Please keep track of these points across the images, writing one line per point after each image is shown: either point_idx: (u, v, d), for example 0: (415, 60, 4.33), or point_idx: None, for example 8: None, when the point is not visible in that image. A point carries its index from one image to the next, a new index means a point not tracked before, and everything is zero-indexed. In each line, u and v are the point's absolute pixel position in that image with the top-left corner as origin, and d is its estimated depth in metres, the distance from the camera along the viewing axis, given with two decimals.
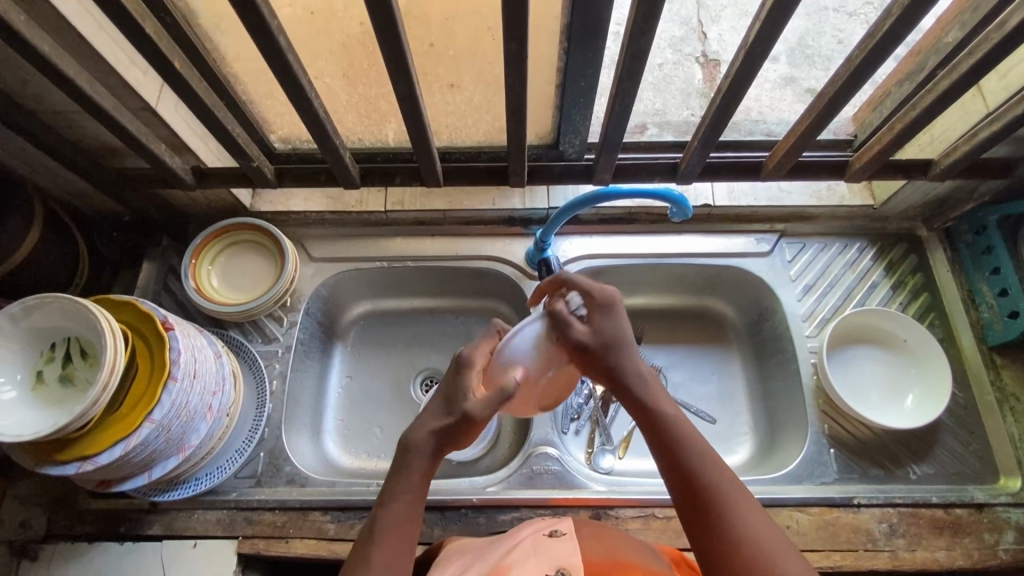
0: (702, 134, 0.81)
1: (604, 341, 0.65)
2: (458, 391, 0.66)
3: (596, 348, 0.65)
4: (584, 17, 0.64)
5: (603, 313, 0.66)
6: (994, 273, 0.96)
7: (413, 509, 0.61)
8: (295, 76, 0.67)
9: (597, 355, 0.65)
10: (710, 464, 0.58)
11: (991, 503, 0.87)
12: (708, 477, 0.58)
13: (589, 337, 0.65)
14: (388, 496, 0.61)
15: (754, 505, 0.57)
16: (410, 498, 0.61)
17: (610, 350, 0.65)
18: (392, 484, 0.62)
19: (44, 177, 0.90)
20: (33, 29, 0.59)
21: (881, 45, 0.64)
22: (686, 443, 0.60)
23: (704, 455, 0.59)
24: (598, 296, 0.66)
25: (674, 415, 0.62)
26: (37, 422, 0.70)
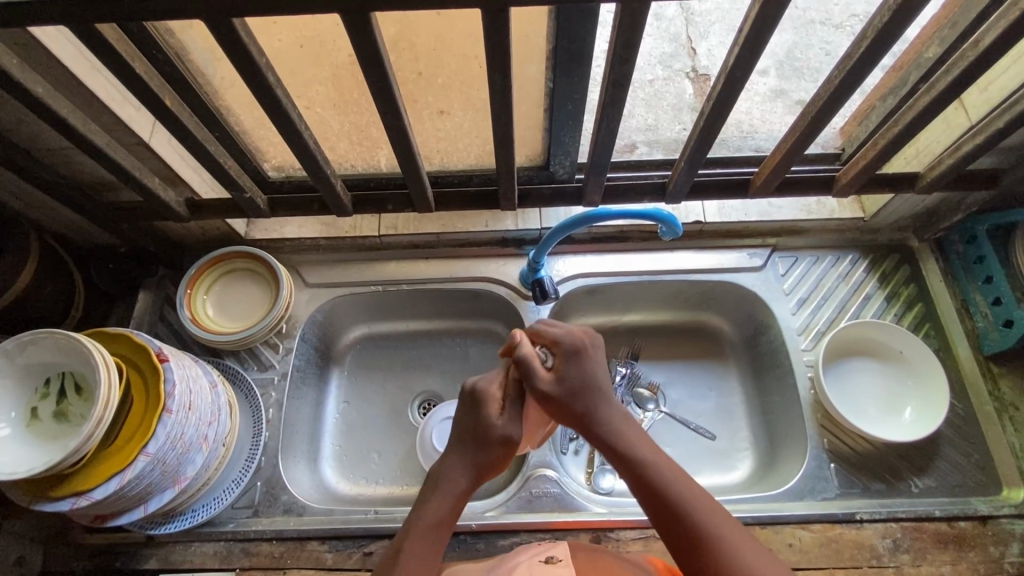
0: (689, 154, 0.82)
1: (570, 389, 0.69)
2: (483, 425, 0.68)
3: (563, 396, 0.69)
4: (568, 43, 0.66)
5: (569, 360, 0.71)
6: (987, 282, 0.96)
7: (437, 544, 0.65)
8: (284, 111, 0.68)
9: (563, 402, 0.69)
10: (690, 499, 0.63)
11: (995, 516, 0.86)
12: (691, 512, 0.62)
13: (554, 384, 0.69)
14: (410, 535, 0.65)
15: (735, 529, 0.62)
16: (435, 535, 0.64)
17: (576, 397, 0.69)
18: (416, 518, 0.66)
19: (40, 212, 0.91)
20: (28, 72, 0.60)
21: (859, 65, 0.65)
22: (665, 479, 0.64)
23: (684, 491, 0.64)
24: (565, 343, 0.72)
25: (649, 454, 0.66)
26: (31, 459, 0.70)
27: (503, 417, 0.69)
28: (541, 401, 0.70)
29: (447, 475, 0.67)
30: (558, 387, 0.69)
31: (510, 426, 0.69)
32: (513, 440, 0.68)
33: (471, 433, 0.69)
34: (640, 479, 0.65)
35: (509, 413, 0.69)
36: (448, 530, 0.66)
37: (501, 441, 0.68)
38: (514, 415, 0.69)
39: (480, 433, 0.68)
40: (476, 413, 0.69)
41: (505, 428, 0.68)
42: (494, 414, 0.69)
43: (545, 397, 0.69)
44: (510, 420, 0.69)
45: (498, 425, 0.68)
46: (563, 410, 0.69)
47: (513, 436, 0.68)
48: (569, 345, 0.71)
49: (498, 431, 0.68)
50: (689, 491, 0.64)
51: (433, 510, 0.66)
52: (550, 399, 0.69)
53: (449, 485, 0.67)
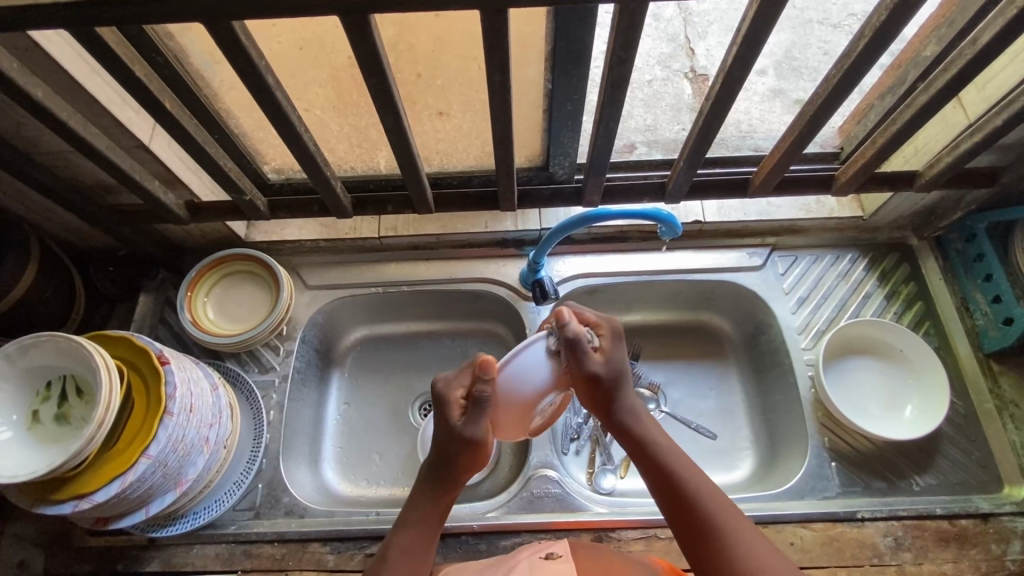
0: (688, 153, 0.82)
1: (615, 372, 0.70)
2: (443, 426, 0.69)
3: (608, 378, 0.70)
4: (567, 43, 0.66)
5: (614, 343, 0.71)
6: (986, 280, 0.96)
7: (427, 533, 0.70)
8: (284, 113, 0.68)
9: (608, 385, 0.70)
10: (703, 491, 0.66)
11: (996, 513, 0.86)
12: (703, 502, 0.66)
13: (603, 365, 0.69)
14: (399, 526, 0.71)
15: (743, 519, 0.65)
16: (422, 527, 0.70)
17: (617, 382, 0.71)
18: (405, 511, 0.72)
19: (40, 216, 0.91)
20: (27, 76, 0.61)
21: (856, 64, 0.65)
22: (679, 471, 0.68)
23: (699, 483, 0.67)
24: (607, 327, 0.72)
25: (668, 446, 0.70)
26: (32, 462, 0.70)
27: (463, 420, 0.68)
28: (586, 381, 0.69)
29: (430, 472, 0.73)
30: (604, 369, 0.69)
31: (471, 427, 0.68)
32: (477, 441, 0.68)
33: (441, 433, 0.71)
34: (656, 471, 0.69)
35: (470, 415, 0.67)
36: (434, 522, 0.71)
37: (462, 442, 0.68)
38: (473, 419, 0.67)
39: (444, 434, 0.70)
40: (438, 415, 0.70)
41: (464, 429, 0.68)
42: (455, 417, 0.69)
43: (592, 377, 0.69)
44: (470, 423, 0.67)
45: (457, 428, 0.68)
46: (603, 393, 0.71)
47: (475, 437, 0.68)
48: (612, 329, 0.72)
49: (459, 434, 0.68)
50: (703, 483, 0.67)
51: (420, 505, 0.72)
52: (598, 380, 0.69)
53: (429, 481, 0.72)
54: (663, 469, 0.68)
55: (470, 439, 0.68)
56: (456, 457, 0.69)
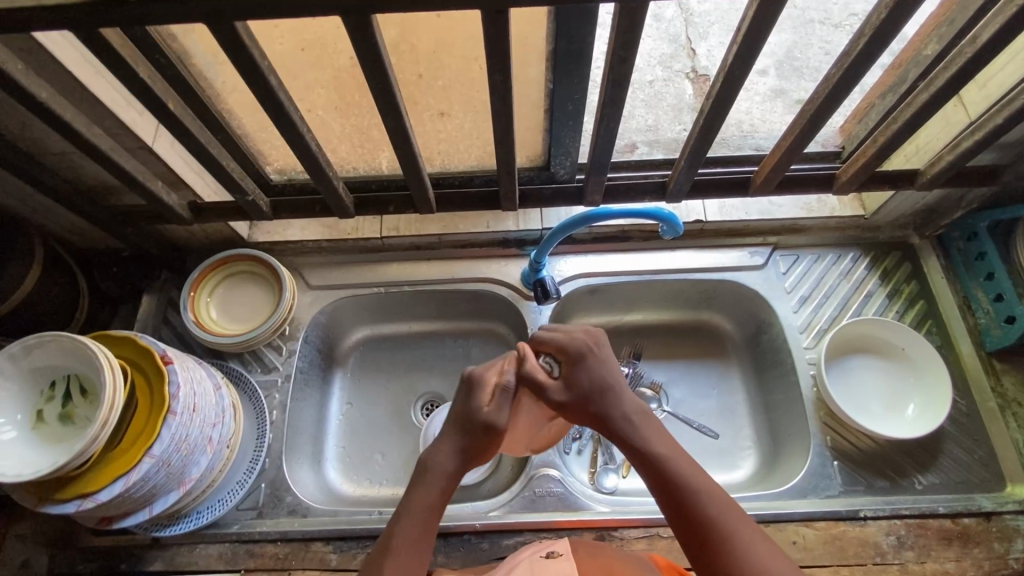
0: (688, 152, 0.82)
1: (583, 392, 0.70)
2: (473, 410, 0.69)
3: (575, 402, 0.70)
4: (568, 43, 0.66)
5: (576, 363, 0.71)
6: (988, 279, 0.95)
7: (427, 529, 0.63)
8: (286, 114, 0.68)
9: (578, 408, 0.70)
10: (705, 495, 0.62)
11: (999, 512, 0.85)
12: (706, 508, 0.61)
13: (565, 393, 0.71)
14: (402, 516, 0.64)
15: (749, 524, 0.61)
16: (426, 519, 0.64)
17: (592, 400, 0.69)
18: (406, 502, 0.65)
19: (44, 217, 0.91)
20: (32, 77, 0.61)
21: (856, 63, 0.65)
22: (681, 473, 0.64)
23: (700, 487, 0.63)
24: (570, 349, 0.72)
25: (663, 448, 0.66)
26: (36, 461, 0.70)
27: (493, 404, 0.70)
28: (556, 407, 0.71)
29: (436, 461, 0.67)
30: (569, 394, 0.70)
31: (498, 414, 0.69)
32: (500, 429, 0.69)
33: (462, 416, 0.69)
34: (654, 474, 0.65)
35: (500, 401, 0.70)
36: (437, 516, 0.65)
37: (486, 427, 0.68)
38: (503, 405, 0.70)
39: (469, 418, 0.69)
40: (469, 397, 0.70)
41: (491, 416, 0.69)
42: (485, 401, 0.70)
43: (558, 405, 0.71)
44: (499, 409, 0.69)
45: (487, 413, 0.69)
46: (579, 412, 0.70)
47: (500, 425, 0.69)
48: (577, 350, 0.71)
49: (487, 418, 0.68)
50: (706, 487, 0.63)
51: (423, 493, 0.65)
52: (564, 407, 0.71)
53: (439, 467, 0.67)
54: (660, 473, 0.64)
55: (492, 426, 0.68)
56: (473, 444, 0.68)
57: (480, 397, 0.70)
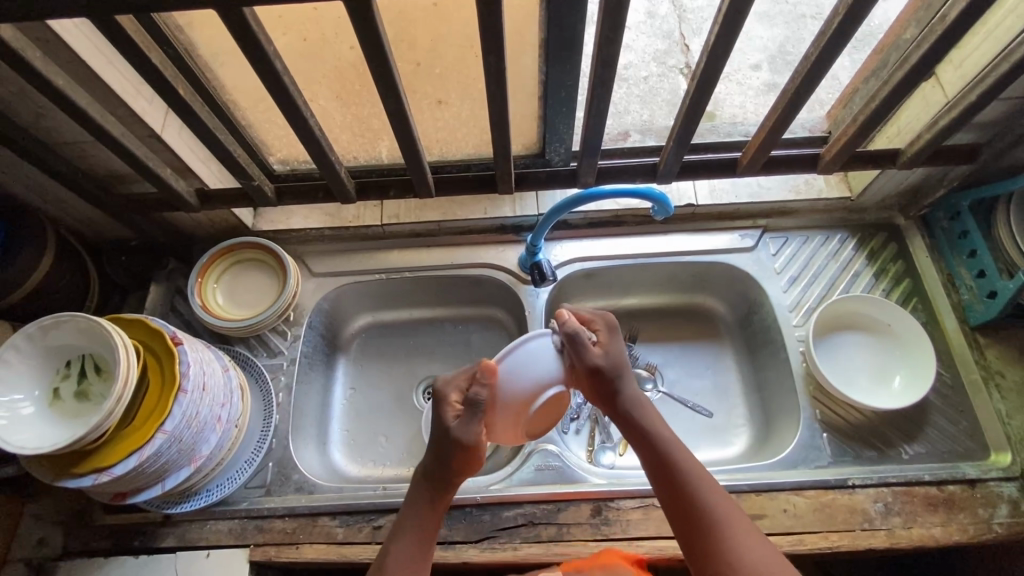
0: (677, 135, 0.85)
1: (615, 362, 0.76)
2: (438, 426, 0.72)
3: (610, 368, 0.75)
4: (559, 31, 0.69)
5: (610, 335, 0.78)
6: (971, 256, 0.98)
7: (422, 544, 0.70)
8: (291, 98, 0.71)
9: (610, 375, 0.75)
10: (701, 481, 0.69)
11: (983, 479, 0.88)
12: (697, 488, 0.68)
13: (603, 358, 0.76)
14: (397, 531, 0.71)
15: (736, 510, 0.67)
16: (420, 532, 0.70)
17: (618, 373, 0.76)
18: (400, 520, 0.72)
19: (56, 207, 0.94)
20: (48, 64, 0.64)
21: (832, 42, 0.69)
22: (678, 460, 0.71)
23: (696, 474, 0.69)
24: (602, 322, 0.79)
25: (668, 435, 0.73)
26: (55, 436, 0.73)
27: (458, 422, 0.72)
28: (590, 376, 0.76)
29: (424, 478, 0.73)
30: (606, 358, 0.76)
31: (464, 430, 0.71)
32: (470, 444, 0.70)
33: (434, 436, 0.73)
34: (658, 460, 0.71)
35: (464, 415, 0.72)
36: (431, 529, 0.71)
37: (455, 444, 0.71)
38: (466, 420, 0.72)
39: (438, 436, 0.72)
40: (434, 416, 0.74)
41: (457, 432, 0.71)
42: (449, 419, 0.72)
43: (594, 370, 0.75)
44: (463, 425, 0.71)
45: (451, 430, 0.71)
46: (610, 384, 0.75)
47: (468, 440, 0.70)
48: (607, 323, 0.79)
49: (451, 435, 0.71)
50: (705, 475, 0.70)
51: (416, 511, 0.72)
52: (599, 372, 0.75)
53: (427, 486, 0.73)
54: (662, 458, 0.71)
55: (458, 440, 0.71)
56: (450, 461, 0.71)
57: (441, 412, 0.73)
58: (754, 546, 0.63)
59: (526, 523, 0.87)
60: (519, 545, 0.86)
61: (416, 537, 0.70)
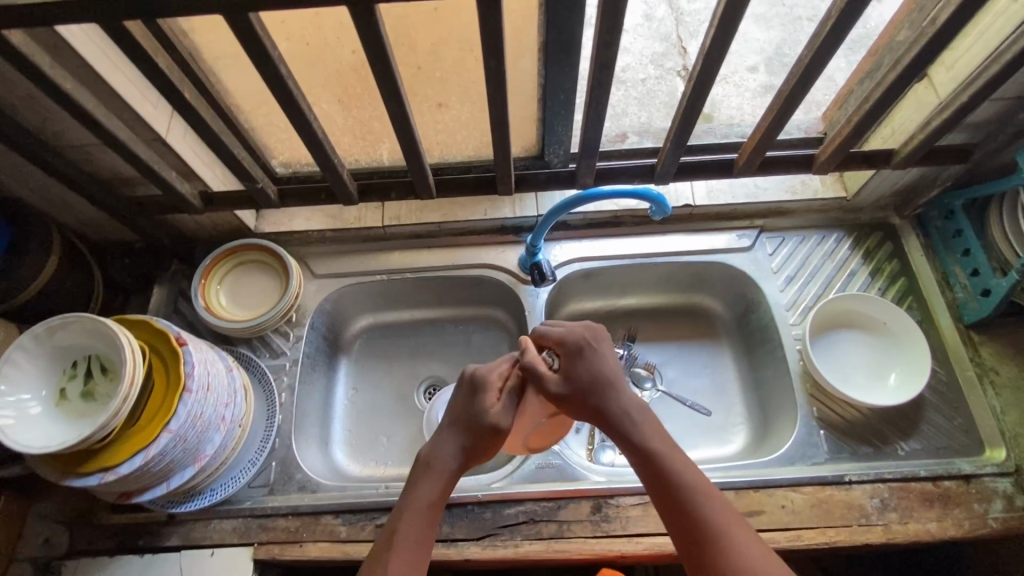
0: (673, 136, 0.87)
1: (580, 386, 0.76)
2: (479, 407, 0.76)
3: (574, 393, 0.76)
4: (557, 35, 0.71)
5: (574, 358, 0.78)
6: (964, 255, 1.00)
7: (431, 523, 0.70)
8: (295, 101, 0.72)
9: (577, 399, 0.76)
10: (698, 491, 0.68)
11: (978, 474, 0.89)
12: (694, 500, 0.67)
13: (562, 385, 0.77)
14: (406, 511, 0.70)
15: (737, 518, 0.67)
16: (429, 513, 0.70)
17: (590, 393, 0.76)
18: (409, 499, 0.72)
19: (60, 209, 0.95)
20: (57, 69, 0.65)
21: (826, 44, 0.70)
22: (673, 471, 0.69)
23: (693, 484, 0.68)
24: (568, 344, 0.80)
25: (661, 446, 0.72)
26: (62, 435, 0.74)
27: (497, 407, 0.77)
28: (559, 401, 0.78)
29: (440, 459, 0.74)
30: (566, 384, 0.77)
31: (502, 415, 0.76)
32: (502, 431, 0.76)
33: (466, 415, 0.76)
34: (655, 474, 0.70)
35: (504, 404, 0.77)
36: (439, 509, 0.72)
37: (491, 427, 0.75)
38: (507, 408, 0.77)
39: (475, 415, 0.76)
40: (474, 397, 0.77)
41: (496, 416, 0.76)
42: (491, 401, 0.77)
43: (557, 397, 0.77)
44: (502, 410, 0.77)
45: (490, 412, 0.76)
46: (582, 405, 0.76)
47: (502, 426, 0.76)
48: (572, 345, 0.79)
49: (491, 417, 0.75)
50: (704, 488, 0.68)
51: (429, 489, 0.72)
52: (564, 398, 0.77)
53: (441, 466, 0.73)
54: (657, 469, 0.70)
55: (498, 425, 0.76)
56: (479, 441, 0.75)
57: (485, 395, 0.77)
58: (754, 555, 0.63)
59: (527, 520, 0.88)
60: (520, 542, 0.87)
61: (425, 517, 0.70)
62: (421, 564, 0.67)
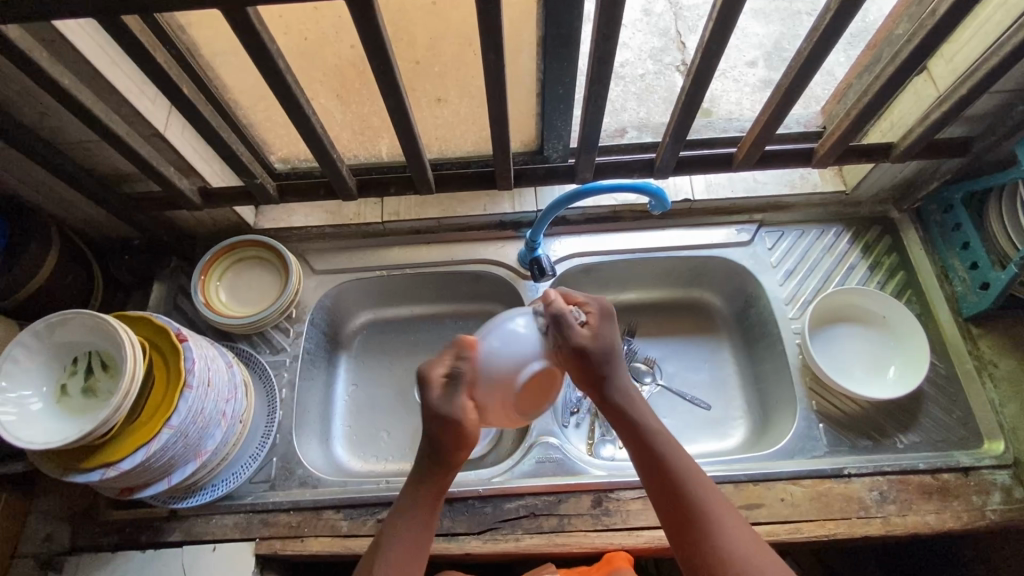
0: (672, 131, 0.87)
1: (604, 348, 0.74)
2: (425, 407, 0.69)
3: (597, 353, 0.73)
4: (556, 29, 0.70)
5: (603, 321, 0.75)
6: (964, 248, 0.99)
7: (427, 518, 0.72)
8: (294, 96, 0.72)
9: (594, 361, 0.73)
10: (691, 473, 0.70)
11: (977, 466, 0.90)
12: (687, 482, 0.70)
13: (590, 341, 0.73)
14: (403, 506, 0.72)
15: (727, 503, 0.70)
16: (426, 508, 0.72)
17: (609, 357, 0.74)
18: (407, 494, 0.73)
19: (59, 206, 0.95)
20: (55, 65, 0.65)
21: (825, 36, 0.70)
22: (667, 453, 0.71)
23: (686, 467, 0.71)
24: (597, 307, 0.76)
25: (656, 428, 0.73)
26: (63, 431, 0.74)
27: (443, 398, 0.69)
28: (573, 358, 0.74)
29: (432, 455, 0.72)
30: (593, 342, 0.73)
31: (451, 406, 0.69)
32: (458, 422, 0.69)
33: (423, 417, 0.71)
34: (649, 456, 0.72)
35: (449, 391, 0.70)
36: (435, 503, 0.73)
37: (444, 422, 0.69)
38: (452, 396, 0.69)
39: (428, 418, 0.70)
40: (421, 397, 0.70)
41: (443, 410, 0.69)
42: (435, 397, 0.69)
43: (578, 350, 0.73)
44: (447, 401, 0.69)
45: (436, 408, 0.69)
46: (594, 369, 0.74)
47: (454, 417, 0.69)
48: (602, 308, 0.76)
49: (438, 414, 0.69)
50: (696, 474, 0.71)
51: (423, 486, 0.73)
52: (582, 354, 0.73)
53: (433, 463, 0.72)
54: (653, 450, 0.72)
55: (442, 415, 0.69)
56: (441, 441, 0.70)
57: (426, 392, 0.70)
58: (741, 537, 0.66)
59: (528, 514, 0.89)
60: (521, 536, 0.87)
61: (422, 514, 0.72)
62: (415, 563, 0.70)
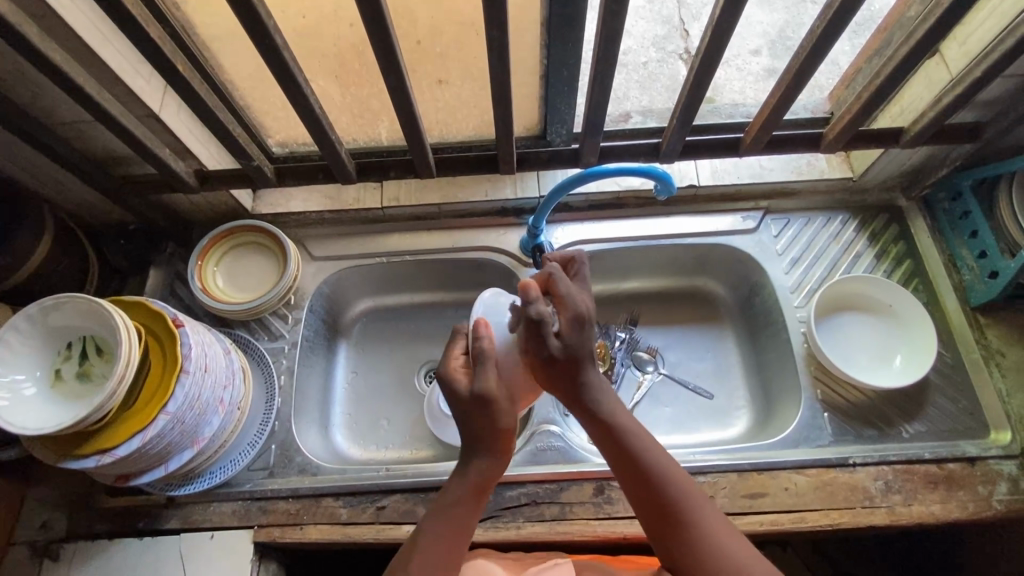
0: (678, 115, 0.85)
1: (571, 357, 0.66)
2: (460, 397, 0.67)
3: (564, 363, 0.66)
4: (560, 7, 0.68)
5: (577, 328, 0.67)
6: (972, 236, 0.98)
7: (458, 525, 0.66)
8: (291, 75, 0.70)
9: (561, 370, 0.66)
10: (666, 470, 0.67)
11: (983, 456, 0.89)
12: (662, 480, 0.66)
13: (558, 349, 0.66)
14: (431, 513, 0.67)
15: (707, 500, 0.67)
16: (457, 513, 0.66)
17: (578, 364, 0.67)
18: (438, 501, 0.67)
19: (53, 189, 0.93)
20: (44, 40, 0.63)
21: (839, 15, 0.67)
22: (640, 451, 0.68)
23: (661, 463, 0.67)
24: (572, 308, 0.67)
25: (630, 426, 0.69)
26: (57, 417, 0.73)
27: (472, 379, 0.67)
28: (541, 364, 0.67)
29: (472, 465, 0.67)
30: (560, 350, 0.66)
31: (482, 386, 0.65)
32: (488, 401, 0.65)
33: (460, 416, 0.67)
34: (622, 455, 0.68)
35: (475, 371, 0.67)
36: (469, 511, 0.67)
37: (475, 403, 0.65)
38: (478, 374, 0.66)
39: (463, 413, 0.67)
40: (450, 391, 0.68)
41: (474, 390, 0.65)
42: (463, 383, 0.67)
43: (544, 358, 0.66)
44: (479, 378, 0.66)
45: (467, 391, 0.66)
46: (564, 377, 0.67)
47: (486, 395, 0.65)
48: (575, 313, 0.67)
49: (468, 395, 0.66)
50: (672, 469, 0.67)
51: (455, 492, 0.67)
52: (550, 362, 0.66)
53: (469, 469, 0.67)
54: (626, 448, 0.68)
55: (477, 396, 0.65)
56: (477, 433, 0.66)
57: (456, 381, 0.67)
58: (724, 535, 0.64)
59: (529, 502, 0.88)
60: (522, 524, 0.86)
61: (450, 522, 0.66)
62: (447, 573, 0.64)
